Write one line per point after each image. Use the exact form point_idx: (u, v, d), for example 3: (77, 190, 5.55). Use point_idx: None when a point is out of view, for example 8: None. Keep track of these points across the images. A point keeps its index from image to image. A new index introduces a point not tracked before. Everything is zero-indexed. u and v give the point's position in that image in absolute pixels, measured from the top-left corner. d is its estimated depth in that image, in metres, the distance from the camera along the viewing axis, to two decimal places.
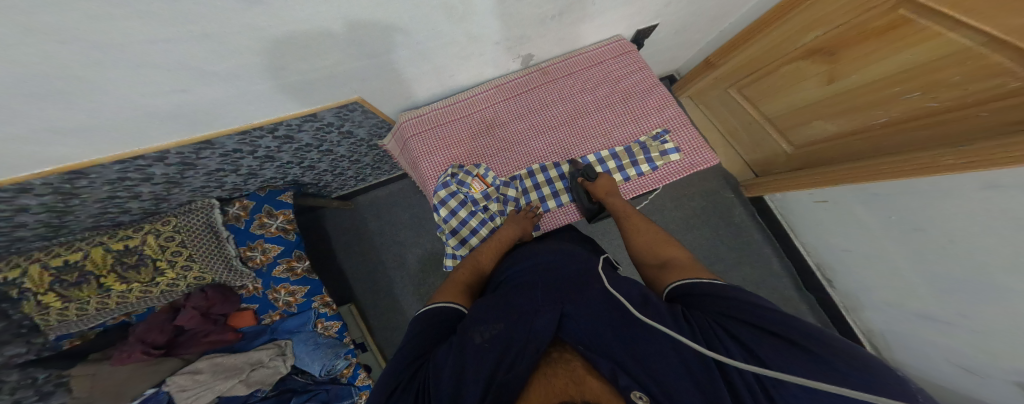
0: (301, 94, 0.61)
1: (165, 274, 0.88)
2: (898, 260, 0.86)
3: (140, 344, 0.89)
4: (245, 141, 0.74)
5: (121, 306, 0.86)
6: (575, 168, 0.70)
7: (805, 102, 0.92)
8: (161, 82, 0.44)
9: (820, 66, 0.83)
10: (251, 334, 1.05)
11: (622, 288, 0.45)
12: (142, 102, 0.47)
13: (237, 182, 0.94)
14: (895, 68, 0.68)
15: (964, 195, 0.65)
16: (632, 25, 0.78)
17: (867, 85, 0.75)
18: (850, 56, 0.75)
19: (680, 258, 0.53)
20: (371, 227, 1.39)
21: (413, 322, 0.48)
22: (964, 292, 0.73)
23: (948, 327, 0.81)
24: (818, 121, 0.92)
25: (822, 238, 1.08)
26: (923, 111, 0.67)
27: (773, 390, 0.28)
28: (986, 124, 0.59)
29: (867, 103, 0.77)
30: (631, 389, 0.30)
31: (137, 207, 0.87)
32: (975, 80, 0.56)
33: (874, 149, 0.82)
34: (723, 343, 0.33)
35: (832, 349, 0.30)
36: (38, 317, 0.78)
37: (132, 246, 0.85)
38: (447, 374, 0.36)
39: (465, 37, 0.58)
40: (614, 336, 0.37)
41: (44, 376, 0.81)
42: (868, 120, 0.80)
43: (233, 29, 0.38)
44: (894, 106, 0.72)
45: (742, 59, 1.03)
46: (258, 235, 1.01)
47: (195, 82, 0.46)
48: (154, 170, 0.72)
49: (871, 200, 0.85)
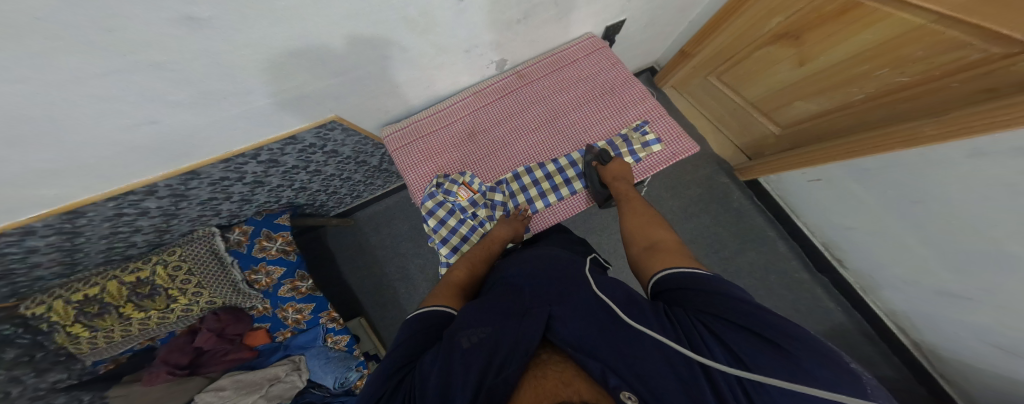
0: (275, 116, 0.62)
1: (179, 301, 0.89)
2: (903, 236, 0.84)
3: (165, 366, 0.92)
4: (230, 168, 0.75)
5: (143, 333, 0.88)
6: (589, 154, 0.69)
7: (782, 85, 0.91)
8: (130, 116, 0.44)
9: (788, 50, 0.83)
10: (267, 351, 1.09)
11: (608, 288, 0.45)
12: (117, 137, 0.47)
13: (233, 208, 0.96)
14: (858, 48, 0.68)
15: (952, 165, 0.64)
16: (603, 21, 0.77)
17: (836, 65, 0.75)
18: (813, 40, 0.75)
19: (668, 241, 0.53)
20: (371, 241, 1.40)
21: (404, 325, 0.48)
22: (977, 263, 0.71)
23: (968, 303, 0.78)
24: (798, 102, 0.91)
25: (824, 217, 1.06)
26: (896, 85, 0.67)
27: (753, 391, 0.27)
28: (958, 94, 0.59)
29: (840, 82, 0.77)
30: (620, 390, 0.29)
31: (142, 239, 0.88)
32: (937, 53, 0.57)
33: (855, 126, 0.81)
34: (708, 344, 0.32)
35: (810, 345, 0.29)
36: (73, 346, 0.82)
37: (144, 277, 0.85)
38: (435, 385, 0.35)
39: (430, 49, 0.59)
40: (602, 338, 0.36)
41: (88, 396, 0.88)
42: (844, 98, 0.79)
43: (185, 57, 0.38)
44: (866, 83, 0.72)
45: (714, 48, 1.03)
46: (260, 258, 1.02)
47: (167, 112, 0.47)
48: (148, 204, 0.74)
49: (863, 176, 0.84)
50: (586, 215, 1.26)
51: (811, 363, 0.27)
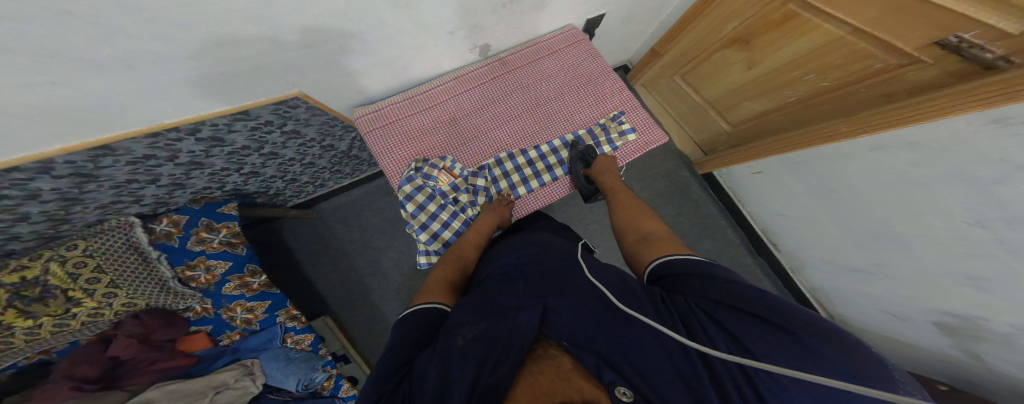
0: (226, 86, 0.55)
1: (85, 304, 0.72)
2: (824, 222, 0.99)
3: (69, 381, 0.71)
4: (158, 144, 0.65)
5: (28, 346, 0.69)
6: (577, 150, 0.72)
7: (732, 86, 1.02)
8: (43, 80, 0.37)
9: (739, 54, 0.93)
10: (210, 357, 0.93)
11: (603, 276, 0.48)
12: (21, 105, 0.39)
13: (158, 195, 0.84)
14: (793, 55, 0.79)
15: (861, 159, 0.77)
16: (583, 14, 0.80)
17: (776, 70, 0.86)
18: (759, 46, 0.86)
19: (658, 232, 0.57)
20: (339, 234, 1.32)
21: (395, 328, 0.48)
22: (877, 242, 0.86)
23: (869, 276, 0.96)
24: (745, 102, 1.03)
25: (764, 207, 1.21)
26: (820, 90, 0.79)
27: (758, 378, 0.30)
28: (863, 98, 0.72)
29: (778, 85, 0.88)
30: (615, 385, 0.33)
31: (27, 229, 0.68)
32: (852, 61, 0.69)
33: (787, 125, 0.94)
34: (708, 332, 0.35)
35: (809, 324, 0.31)
36: None
37: (31, 277, 0.66)
38: (433, 384, 0.36)
39: (412, 27, 0.56)
40: (597, 330, 0.39)
41: None
42: (779, 100, 0.91)
43: (122, 11, 0.33)
44: (798, 87, 0.84)
45: (677, 50, 1.12)
46: (198, 252, 0.89)
47: (87, 75, 0.40)
48: (39, 184, 0.58)
49: (795, 170, 0.97)
50: (562, 207, 1.31)
51: (812, 342, 0.29)
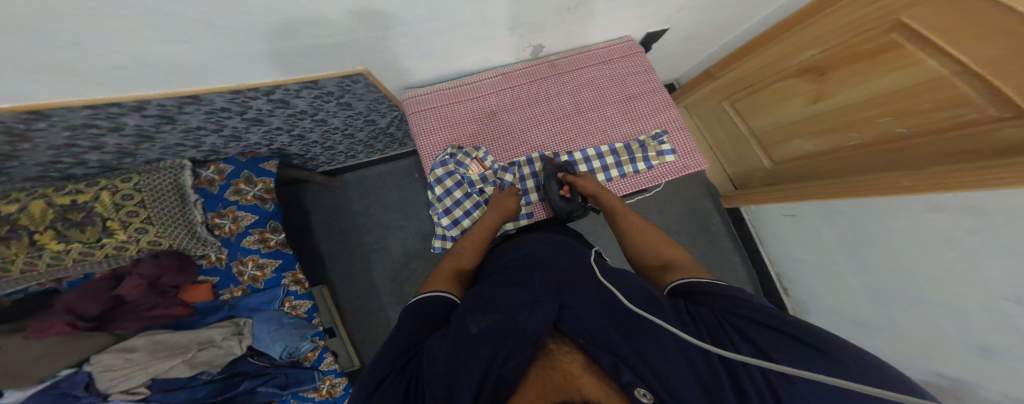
0: (303, 59, 0.59)
1: (115, 236, 0.79)
2: (848, 276, 0.96)
3: (67, 315, 0.74)
4: (236, 100, 0.70)
5: (52, 271, 0.74)
6: (552, 166, 0.71)
7: (789, 120, 0.97)
8: (163, 30, 0.42)
9: (808, 85, 0.87)
10: (204, 311, 0.95)
11: (622, 282, 0.47)
12: (130, 47, 0.44)
13: (216, 143, 0.89)
14: (874, 92, 0.73)
15: (915, 217, 0.74)
16: (644, 27, 0.81)
17: (848, 107, 0.79)
18: (835, 78, 0.80)
19: (679, 260, 0.54)
20: (355, 205, 1.35)
21: (405, 311, 0.48)
22: (895, 303, 0.84)
23: (876, 332, 0.93)
24: (797, 139, 0.97)
25: (786, 249, 1.18)
26: (890, 135, 0.73)
27: (779, 383, 0.29)
28: (942, 152, 0.66)
29: (843, 124, 0.82)
30: (633, 385, 0.31)
31: (94, 160, 0.79)
32: (942, 108, 0.62)
33: (839, 170, 0.89)
34: (732, 340, 0.34)
35: (838, 343, 0.30)
36: None
37: (81, 202, 0.77)
38: (440, 369, 0.35)
39: (477, 19, 0.58)
40: (617, 331, 0.38)
41: None
42: (838, 142, 0.86)
43: None
44: (864, 130, 0.78)
45: (738, 73, 1.07)
46: (231, 202, 0.97)
47: (194, 32, 0.44)
48: (126, 121, 0.67)
49: (834, 217, 0.93)
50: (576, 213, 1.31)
51: (842, 360, 0.28)
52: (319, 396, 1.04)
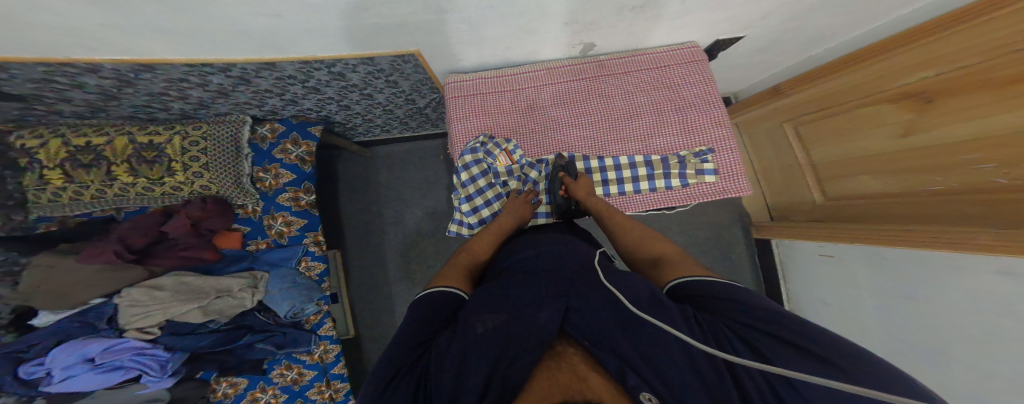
0: (367, 39, 0.62)
1: (176, 176, 0.88)
2: (870, 330, 0.90)
3: (118, 243, 0.84)
4: (303, 69, 0.74)
5: (117, 200, 0.85)
6: (560, 162, 0.73)
7: (861, 152, 0.88)
8: (262, 7, 0.45)
9: (904, 114, 0.76)
10: (231, 259, 1.01)
11: (630, 288, 0.43)
12: (239, 19, 0.49)
13: (277, 105, 0.93)
14: (986, 130, 0.60)
15: (954, 288, 0.69)
16: (715, 34, 0.74)
17: (936, 146, 0.70)
18: (943, 108, 0.67)
19: (669, 253, 0.53)
20: (380, 177, 1.39)
21: (410, 308, 0.44)
22: (912, 366, 0.79)
23: None
24: (866, 175, 0.89)
25: (810, 291, 1.12)
26: (986, 184, 0.63)
27: (783, 390, 0.27)
28: None
29: (926, 165, 0.74)
30: (639, 390, 0.29)
31: (177, 107, 0.85)
32: None
33: (906, 215, 0.82)
34: (731, 341, 0.32)
35: (843, 350, 0.28)
36: (33, 193, 0.78)
37: (156, 142, 0.85)
38: (449, 370, 0.34)
39: (535, 10, 0.57)
40: (621, 332, 0.36)
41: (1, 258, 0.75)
42: (914, 184, 0.78)
43: None
44: (952, 175, 0.69)
45: (817, 92, 0.95)
46: (277, 159, 1.02)
47: (290, 10, 0.47)
48: (212, 79, 0.72)
49: (877, 263, 0.87)
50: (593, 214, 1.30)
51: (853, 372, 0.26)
52: (309, 360, 1.06)
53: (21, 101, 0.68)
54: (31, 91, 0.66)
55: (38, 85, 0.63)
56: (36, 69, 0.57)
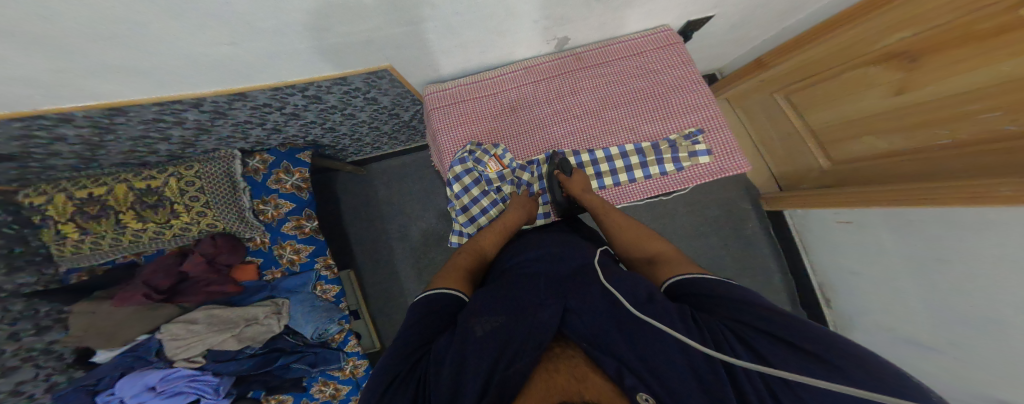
0: (334, 57, 0.62)
1: (181, 218, 0.91)
2: (907, 294, 0.85)
3: (145, 286, 0.88)
4: (276, 96, 0.75)
5: (133, 246, 0.89)
6: (555, 160, 0.69)
7: (860, 114, 0.83)
8: (213, 35, 0.46)
9: (893, 74, 0.72)
10: (252, 289, 1.04)
11: (629, 287, 0.42)
12: (193, 52, 0.50)
13: (260, 135, 0.96)
14: (980, 81, 0.57)
15: (993, 238, 0.63)
16: (684, 15, 0.74)
17: (933, 101, 0.66)
18: (931, 66, 0.65)
19: (665, 251, 0.52)
20: (380, 194, 1.40)
21: (411, 308, 0.46)
22: (960, 327, 0.74)
23: (930, 354, 0.82)
24: (870, 136, 0.84)
25: (835, 260, 1.06)
26: (996, 134, 0.59)
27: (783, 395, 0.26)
28: None
29: (930, 120, 0.69)
30: (637, 390, 0.29)
31: (164, 149, 0.88)
32: None
33: (921, 174, 0.77)
34: (731, 344, 0.31)
35: (848, 352, 0.27)
36: (55, 248, 0.85)
37: (153, 187, 0.89)
38: (448, 368, 0.34)
39: (502, 12, 0.57)
40: (620, 334, 0.35)
41: (45, 309, 0.85)
42: (924, 140, 0.73)
43: None
44: (960, 128, 0.64)
45: (800, 61, 0.91)
46: (273, 190, 1.03)
47: (243, 37, 0.48)
48: (187, 116, 0.74)
49: (901, 229, 0.82)
50: None
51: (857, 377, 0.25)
52: (342, 376, 1.10)
53: (13, 161, 0.72)
54: (19, 149, 0.69)
55: (22, 142, 0.67)
56: (12, 126, 0.61)
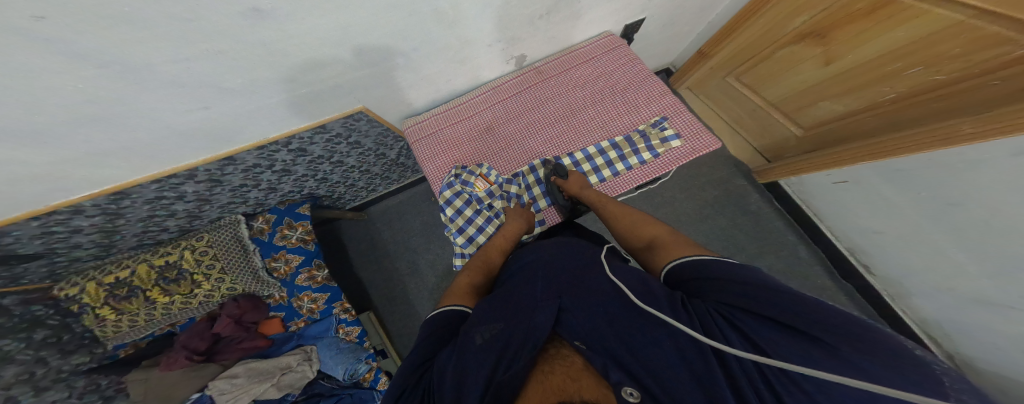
0: (305, 108, 0.66)
1: (202, 286, 0.95)
2: (939, 242, 0.79)
3: (185, 350, 0.95)
4: (263, 155, 0.80)
5: (167, 316, 0.93)
6: (548, 166, 0.70)
7: (804, 85, 0.90)
8: (186, 101, 0.50)
9: (813, 49, 0.82)
10: (280, 341, 1.08)
11: (625, 278, 0.43)
12: (168, 122, 0.54)
13: (258, 197, 1.01)
14: (890, 45, 0.66)
15: (996, 166, 0.61)
16: (622, 20, 0.81)
17: (862, 65, 0.74)
18: (841, 38, 0.74)
19: (662, 236, 0.51)
20: (383, 234, 1.44)
21: (423, 326, 0.47)
22: (1010, 263, 0.68)
23: (1007, 309, 0.73)
24: (822, 103, 0.89)
25: (850, 222, 1.01)
26: (928, 85, 0.65)
27: (779, 384, 0.25)
28: (997, 92, 0.56)
29: (866, 81, 0.75)
30: (622, 385, 0.29)
31: (174, 224, 0.94)
32: (979, 50, 0.54)
33: (882, 128, 0.79)
34: (722, 330, 0.30)
35: (837, 327, 0.27)
36: (98, 329, 0.89)
37: (173, 261, 0.93)
38: (451, 380, 0.34)
39: (455, 43, 0.62)
40: (612, 330, 0.35)
41: (105, 381, 0.92)
42: (871, 99, 0.77)
43: (246, 46, 0.43)
44: (896, 83, 0.70)
45: (736, 47, 1.01)
46: (280, 246, 1.07)
47: (213, 99, 0.52)
48: (185, 188, 0.79)
49: (896, 178, 0.80)
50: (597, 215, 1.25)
51: (853, 357, 0.24)
52: None
53: (40, 259, 0.77)
54: (42, 247, 0.74)
55: (43, 240, 0.72)
56: (30, 224, 0.66)
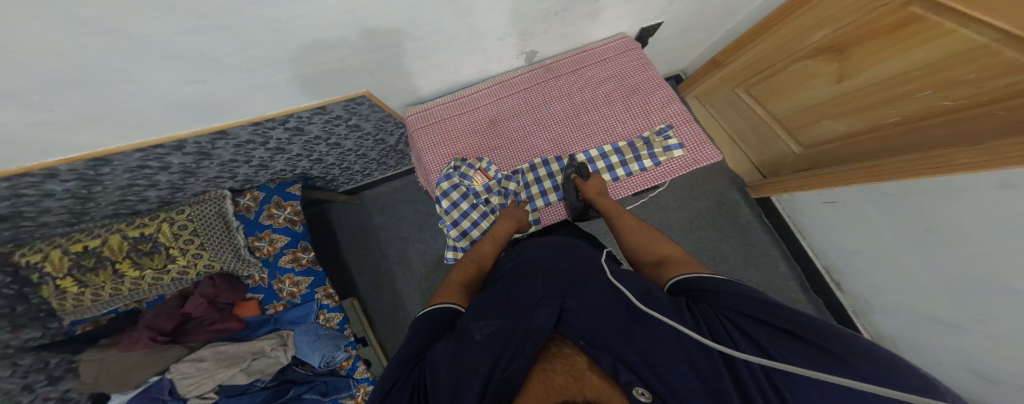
0: (309, 88, 0.65)
1: (178, 262, 0.91)
2: (909, 266, 0.84)
3: (149, 330, 0.90)
4: (258, 132, 0.77)
5: (137, 292, 0.90)
6: (569, 167, 0.72)
7: (814, 101, 0.93)
8: (184, 73, 0.48)
9: (830, 64, 0.84)
10: (255, 324, 1.05)
11: (625, 282, 0.44)
12: (161, 92, 0.51)
13: (248, 173, 0.97)
14: (904, 67, 0.68)
15: (977, 194, 0.65)
16: (636, 23, 0.82)
17: (875, 84, 0.76)
18: (859, 55, 0.76)
19: (675, 254, 0.53)
20: (375, 220, 1.41)
21: (413, 323, 0.47)
22: (970, 291, 0.73)
23: (960, 334, 0.79)
24: (829, 120, 0.92)
25: (831, 241, 1.06)
26: (935, 109, 0.67)
27: (783, 385, 0.27)
28: (998, 122, 0.59)
29: (877, 101, 0.78)
30: (632, 386, 0.29)
31: (154, 195, 0.90)
32: (985, 79, 0.56)
33: (883, 150, 0.82)
34: (732, 336, 0.32)
35: (840, 342, 0.28)
36: (56, 302, 0.83)
37: (147, 233, 0.88)
38: (444, 381, 0.34)
39: (468, 33, 0.62)
40: (617, 332, 0.35)
41: (55, 360, 0.86)
42: (877, 119, 0.81)
43: (250, 23, 0.42)
44: (905, 105, 0.73)
45: (753, 56, 1.03)
46: (266, 226, 1.04)
47: (213, 74, 0.50)
48: (171, 160, 0.76)
49: (882, 201, 0.85)
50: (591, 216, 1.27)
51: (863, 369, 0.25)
52: None
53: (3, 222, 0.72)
54: (9, 209, 0.69)
55: (11, 202, 0.67)
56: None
